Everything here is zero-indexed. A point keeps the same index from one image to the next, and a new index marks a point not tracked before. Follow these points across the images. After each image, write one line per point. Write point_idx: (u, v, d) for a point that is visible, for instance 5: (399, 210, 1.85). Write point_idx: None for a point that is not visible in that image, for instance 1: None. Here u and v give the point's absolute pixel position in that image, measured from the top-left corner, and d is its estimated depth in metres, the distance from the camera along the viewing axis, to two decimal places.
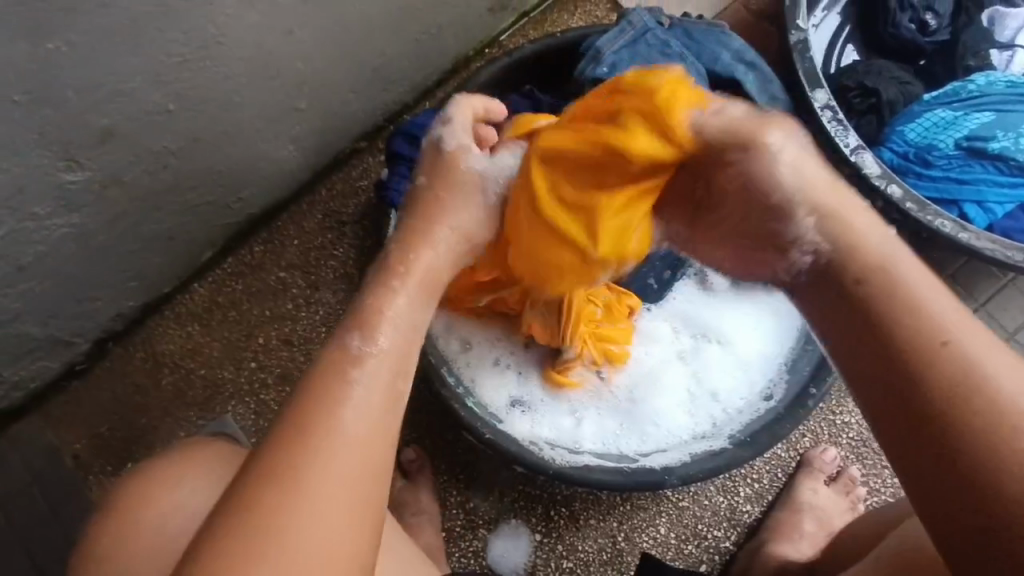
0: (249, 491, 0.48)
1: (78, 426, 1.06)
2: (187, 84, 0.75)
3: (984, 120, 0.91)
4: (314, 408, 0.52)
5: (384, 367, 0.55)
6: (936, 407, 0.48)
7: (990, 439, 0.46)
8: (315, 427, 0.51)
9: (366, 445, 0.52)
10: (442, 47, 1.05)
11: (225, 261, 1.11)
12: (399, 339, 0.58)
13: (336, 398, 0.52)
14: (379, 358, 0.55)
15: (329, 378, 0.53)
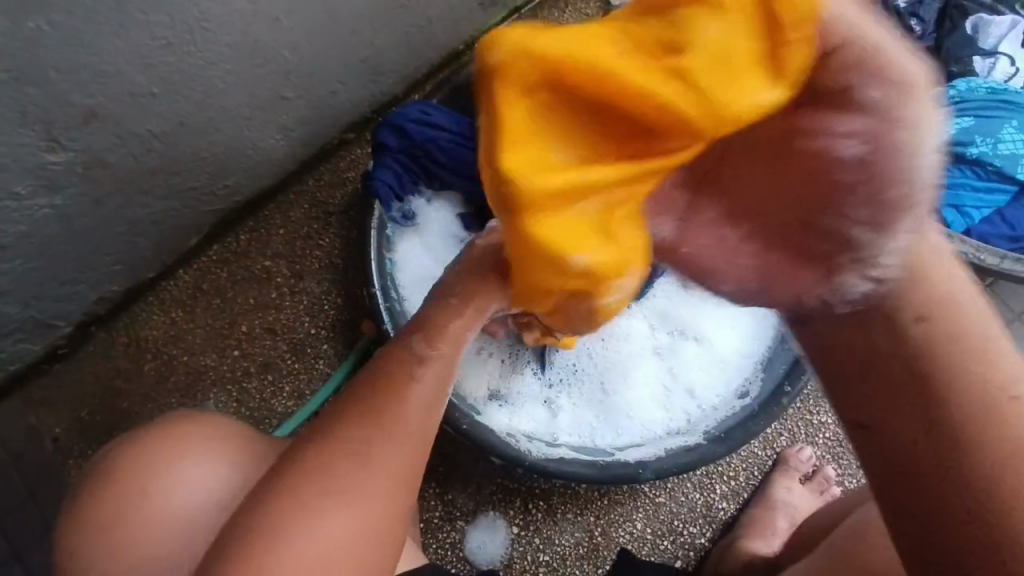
0: (323, 450, 0.54)
1: (59, 409, 1.07)
2: (172, 68, 0.75)
3: (964, 125, 0.92)
4: (382, 385, 0.57)
5: (439, 367, 0.59)
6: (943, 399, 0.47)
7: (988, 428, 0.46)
8: (378, 402, 0.56)
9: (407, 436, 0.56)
10: (431, 40, 1.05)
11: (210, 248, 1.11)
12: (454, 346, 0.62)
13: (403, 382, 0.58)
14: (437, 359, 0.60)
15: (396, 364, 0.59)
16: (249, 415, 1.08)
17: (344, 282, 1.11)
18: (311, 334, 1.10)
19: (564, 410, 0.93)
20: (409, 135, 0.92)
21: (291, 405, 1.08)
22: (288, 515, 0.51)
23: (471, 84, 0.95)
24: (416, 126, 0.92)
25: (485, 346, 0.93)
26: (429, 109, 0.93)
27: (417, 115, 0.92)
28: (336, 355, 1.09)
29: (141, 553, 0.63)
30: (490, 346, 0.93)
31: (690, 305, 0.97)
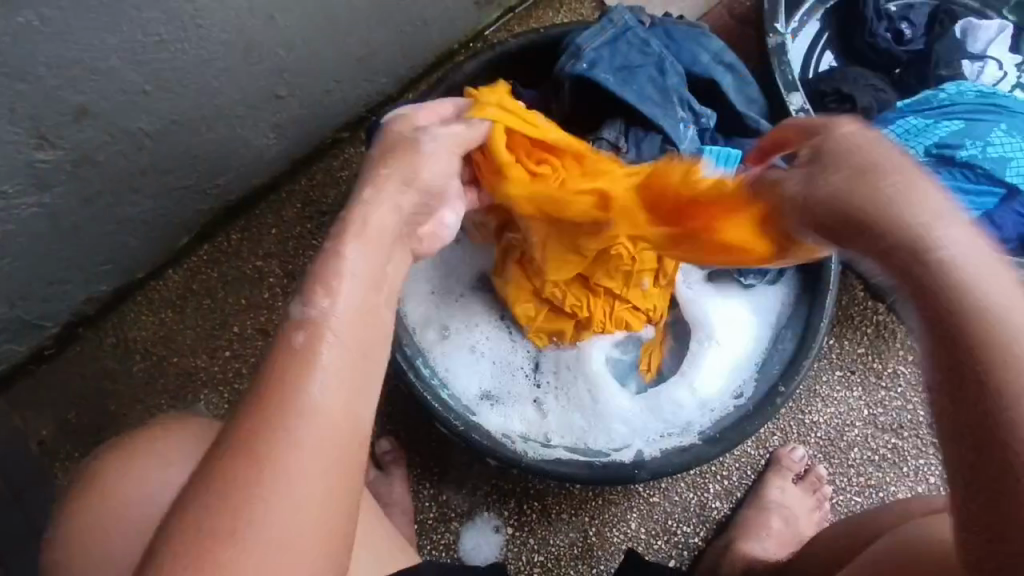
0: (225, 465, 0.44)
1: (45, 412, 1.05)
2: (165, 65, 0.74)
3: (954, 128, 0.93)
4: (278, 376, 0.46)
5: (350, 332, 0.49)
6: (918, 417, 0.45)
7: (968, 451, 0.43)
8: (276, 397, 0.46)
9: (330, 415, 0.47)
10: (426, 39, 1.05)
11: (201, 248, 1.10)
12: (364, 301, 0.51)
13: (306, 370, 0.47)
14: (344, 321, 0.49)
15: (290, 342, 0.48)
16: None
17: None
18: None
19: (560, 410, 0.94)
20: None
21: None
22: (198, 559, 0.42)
23: (466, 83, 0.94)
24: None
25: (446, 328, 0.94)
26: None
27: None
28: None
29: (120, 559, 0.63)
30: (455, 325, 0.94)
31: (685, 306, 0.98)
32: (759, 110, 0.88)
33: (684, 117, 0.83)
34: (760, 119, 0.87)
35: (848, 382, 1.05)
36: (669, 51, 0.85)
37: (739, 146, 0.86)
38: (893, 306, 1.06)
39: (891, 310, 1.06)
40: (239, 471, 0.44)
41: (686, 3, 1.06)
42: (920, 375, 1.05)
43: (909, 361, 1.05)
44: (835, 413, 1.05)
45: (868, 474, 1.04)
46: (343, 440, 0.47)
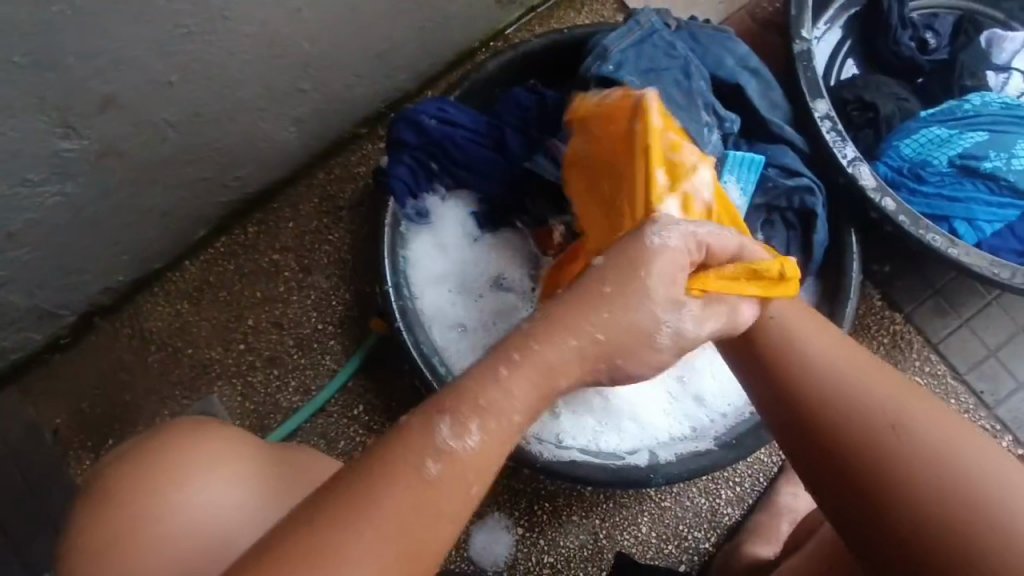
0: (279, 567, 0.42)
1: (59, 400, 1.05)
2: (191, 57, 0.74)
3: (978, 139, 0.93)
4: (372, 491, 0.44)
5: (465, 471, 0.46)
6: (828, 425, 0.55)
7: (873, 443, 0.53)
8: (371, 515, 0.44)
9: (462, 470, 0.46)
10: (448, 36, 1.05)
11: (219, 240, 1.10)
12: (494, 433, 0.48)
13: (403, 492, 0.45)
14: (459, 458, 0.46)
15: (403, 451, 0.46)
16: (254, 410, 1.07)
17: (353, 278, 1.10)
18: (318, 329, 1.09)
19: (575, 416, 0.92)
20: (426, 131, 0.91)
21: (296, 401, 1.07)
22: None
23: (489, 82, 0.94)
24: (433, 122, 0.90)
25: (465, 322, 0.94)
26: (446, 106, 0.91)
27: (435, 112, 0.90)
28: (343, 351, 1.08)
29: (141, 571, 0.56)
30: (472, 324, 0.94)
31: None
32: (783, 116, 0.88)
33: (709, 121, 0.82)
34: (784, 124, 0.86)
35: None
36: (694, 54, 0.85)
37: (760, 151, 0.85)
38: (910, 317, 1.05)
39: (908, 320, 1.05)
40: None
41: (709, 6, 1.06)
42: (936, 386, 1.04)
43: (926, 372, 1.04)
44: None
45: None
46: (409, 572, 0.44)
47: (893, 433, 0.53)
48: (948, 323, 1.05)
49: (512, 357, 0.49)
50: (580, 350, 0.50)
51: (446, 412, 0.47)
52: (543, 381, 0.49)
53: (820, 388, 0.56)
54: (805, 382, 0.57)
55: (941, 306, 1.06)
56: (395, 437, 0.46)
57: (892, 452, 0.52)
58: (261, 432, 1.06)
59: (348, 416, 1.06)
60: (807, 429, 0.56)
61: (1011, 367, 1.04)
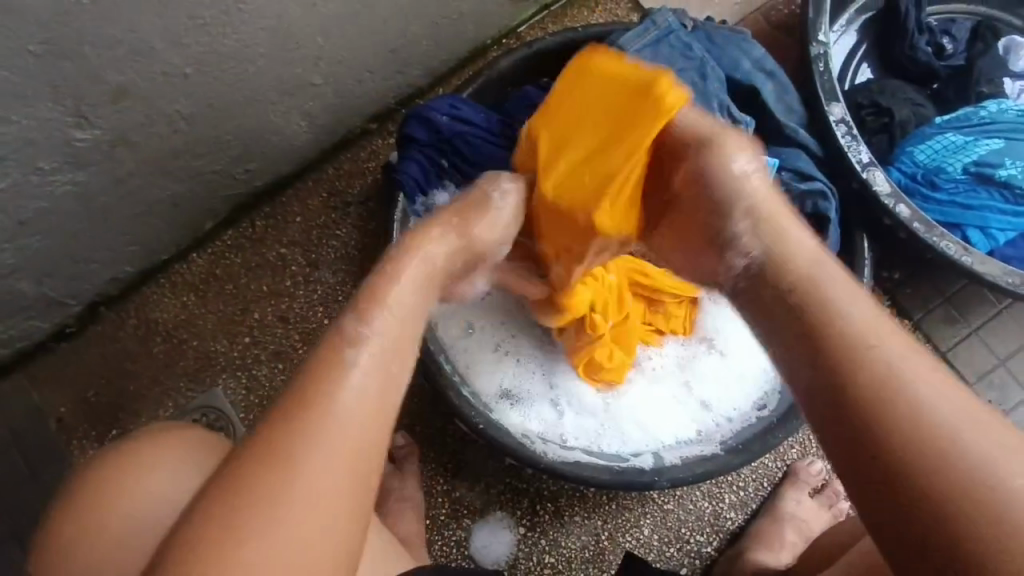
0: (215, 504, 0.48)
1: (64, 389, 1.05)
2: (205, 49, 0.74)
3: (994, 147, 0.92)
4: (310, 386, 0.52)
5: (380, 356, 0.55)
6: (864, 377, 0.49)
7: (896, 411, 0.48)
8: (314, 407, 0.51)
9: (371, 385, 0.53)
10: (461, 33, 1.04)
11: (226, 233, 1.10)
12: (401, 321, 0.58)
13: (336, 377, 0.53)
14: (377, 342, 0.56)
15: (327, 350, 0.54)
16: (258, 403, 1.07)
17: (359, 274, 1.10)
18: (324, 324, 1.09)
19: (583, 418, 0.92)
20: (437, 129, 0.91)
21: None
22: (208, 539, 0.46)
23: (501, 80, 0.94)
24: (445, 119, 0.91)
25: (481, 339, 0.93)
26: (459, 104, 0.91)
27: (447, 109, 0.91)
28: None
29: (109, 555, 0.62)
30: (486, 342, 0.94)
31: (712, 314, 0.96)
32: (798, 120, 0.87)
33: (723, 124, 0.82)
34: (798, 128, 0.86)
35: None
36: (710, 55, 0.84)
37: (774, 155, 0.84)
38: (920, 324, 1.04)
39: (917, 327, 1.04)
40: (262, 466, 0.49)
41: (724, 7, 1.05)
42: None
43: None
44: None
45: None
46: (357, 446, 0.51)
47: (948, 431, 0.46)
48: (958, 331, 1.04)
49: (386, 279, 0.60)
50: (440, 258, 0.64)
51: (356, 310, 0.57)
52: (400, 309, 0.59)
53: (870, 350, 0.50)
54: (866, 358, 0.50)
55: (951, 314, 1.05)
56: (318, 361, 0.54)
57: (938, 452, 0.46)
58: None
59: None
60: (849, 399, 0.49)
61: (1019, 376, 1.04)
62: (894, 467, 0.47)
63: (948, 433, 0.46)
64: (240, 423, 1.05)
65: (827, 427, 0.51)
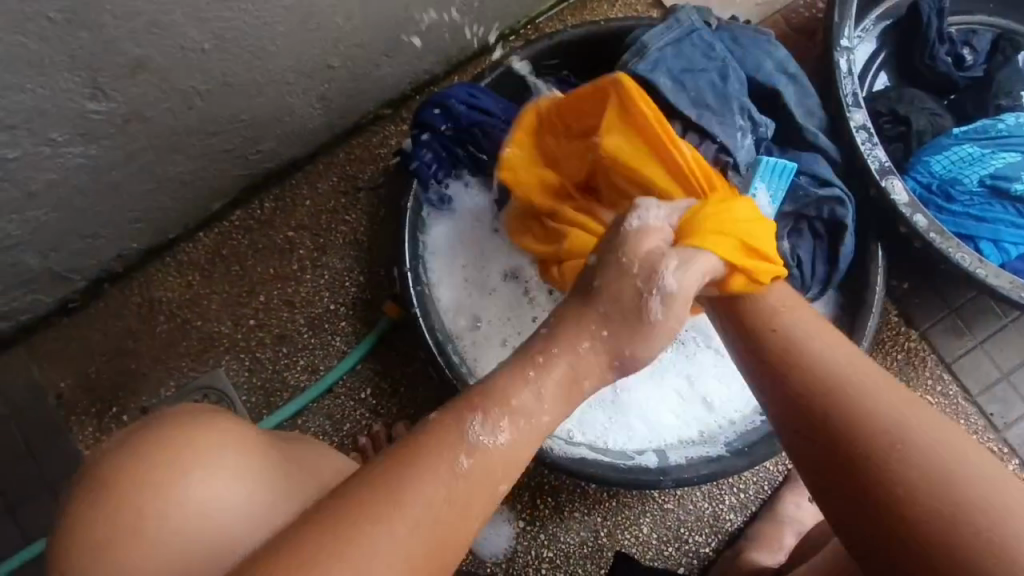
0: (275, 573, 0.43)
1: (65, 365, 1.05)
2: (225, 25, 0.72)
3: (1011, 160, 0.92)
4: (404, 481, 0.47)
5: (494, 468, 0.51)
6: (818, 422, 0.55)
7: (869, 449, 0.52)
8: (410, 509, 0.47)
9: (492, 463, 0.51)
10: (480, 21, 1.03)
11: (234, 214, 1.09)
12: (520, 430, 0.53)
13: (433, 477, 0.48)
14: (492, 455, 0.51)
15: (440, 441, 0.50)
16: (261, 386, 1.06)
17: (367, 260, 1.09)
18: (330, 310, 1.08)
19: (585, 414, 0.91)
20: (454, 117, 0.89)
21: (304, 379, 1.06)
22: None
23: (520, 70, 0.93)
24: (463, 108, 0.89)
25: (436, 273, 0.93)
26: (476, 92, 0.89)
27: (465, 98, 0.89)
28: (353, 333, 1.07)
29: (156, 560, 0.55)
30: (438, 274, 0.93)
31: None
32: (818, 123, 0.86)
33: (743, 126, 0.79)
34: (818, 132, 0.85)
35: None
36: (733, 57, 0.82)
37: (789, 157, 0.84)
38: (925, 334, 1.05)
39: (923, 337, 1.05)
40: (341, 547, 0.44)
41: (745, 8, 1.04)
42: (948, 406, 1.03)
43: (937, 391, 1.04)
44: None
45: None
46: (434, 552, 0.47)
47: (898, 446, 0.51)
48: (964, 343, 1.05)
49: (537, 360, 0.55)
50: (592, 350, 0.57)
51: (478, 409, 0.52)
52: (524, 409, 0.53)
53: (817, 382, 0.57)
54: (811, 386, 0.57)
55: (958, 326, 1.05)
56: (431, 430, 0.51)
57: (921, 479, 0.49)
58: (267, 409, 1.06)
59: (354, 399, 1.06)
60: (827, 447, 0.54)
61: (1022, 391, 1.04)
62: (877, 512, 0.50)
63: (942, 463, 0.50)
64: (241, 406, 1.05)
65: (813, 488, 0.55)
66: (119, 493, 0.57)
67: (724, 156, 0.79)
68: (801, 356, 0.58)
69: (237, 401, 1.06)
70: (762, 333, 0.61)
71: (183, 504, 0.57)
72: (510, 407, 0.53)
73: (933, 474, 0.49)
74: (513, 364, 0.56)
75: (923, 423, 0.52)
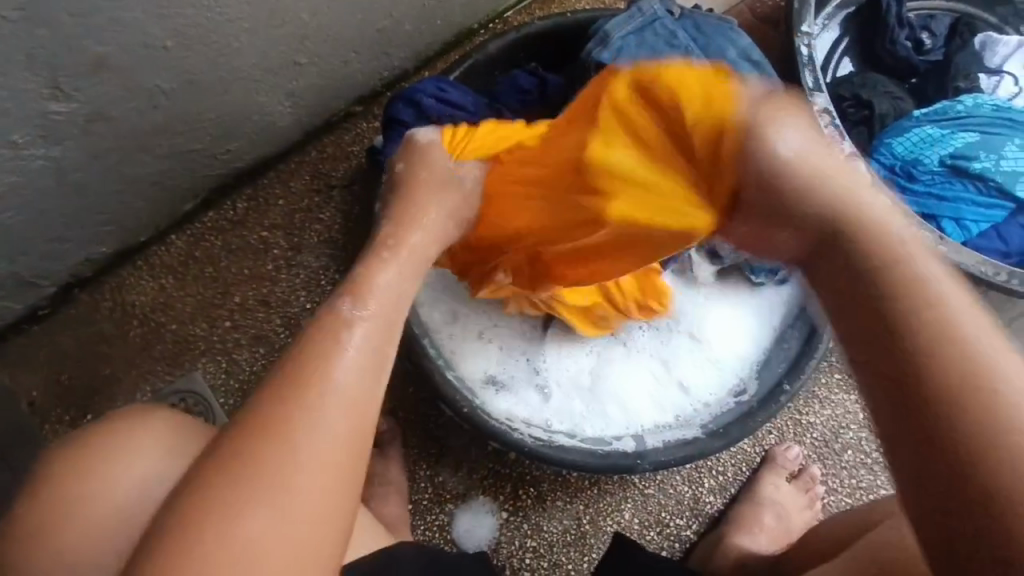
0: (207, 494, 0.49)
1: (37, 372, 1.03)
2: (188, 21, 0.71)
3: (969, 140, 0.95)
4: (302, 395, 0.52)
5: (372, 333, 0.58)
6: (928, 368, 0.44)
7: (983, 414, 0.43)
8: (319, 387, 0.53)
9: (372, 333, 0.58)
10: (448, 15, 1.03)
11: (206, 215, 1.08)
12: (384, 302, 0.61)
13: (328, 363, 0.55)
14: (369, 323, 0.58)
15: (323, 342, 0.56)
16: (238, 388, 1.06)
17: (343, 258, 1.09)
18: (306, 309, 1.08)
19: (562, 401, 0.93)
20: (425, 110, 0.89)
21: None
22: (215, 515, 0.48)
23: (489, 63, 0.93)
24: (433, 101, 0.89)
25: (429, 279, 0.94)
26: (445, 86, 0.90)
27: (434, 91, 0.89)
28: None
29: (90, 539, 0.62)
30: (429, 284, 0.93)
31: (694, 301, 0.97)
32: None
33: None
34: None
35: (846, 386, 1.06)
36: (697, 45, 0.83)
37: None
38: None
39: None
40: (262, 446, 0.50)
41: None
42: None
43: None
44: (831, 415, 1.05)
45: (860, 477, 1.04)
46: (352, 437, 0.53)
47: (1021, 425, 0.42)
48: None
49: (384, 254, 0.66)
50: (430, 233, 0.71)
51: (345, 298, 0.60)
52: (388, 286, 0.63)
53: (928, 314, 0.45)
54: (918, 319, 0.45)
55: None
56: (310, 334, 0.57)
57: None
58: None
59: None
60: (932, 399, 0.44)
61: None
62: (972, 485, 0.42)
63: (989, 374, 0.43)
64: (219, 407, 1.04)
65: (892, 438, 0.46)
66: (60, 492, 0.63)
67: None
68: (907, 285, 0.46)
69: (214, 403, 1.05)
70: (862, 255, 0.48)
71: (106, 487, 0.63)
72: (375, 291, 0.61)
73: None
74: (367, 258, 0.66)
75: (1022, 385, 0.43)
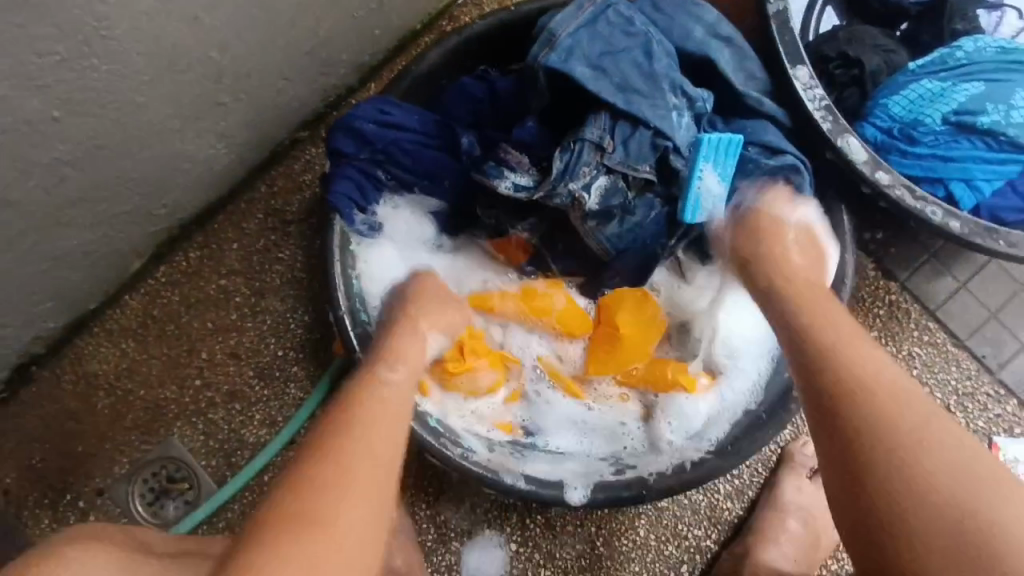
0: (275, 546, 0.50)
1: (7, 459, 0.98)
2: (72, 86, 0.62)
3: (973, 91, 0.84)
4: (322, 460, 0.56)
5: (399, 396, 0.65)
6: (872, 448, 0.53)
7: (896, 472, 0.52)
8: (337, 475, 0.54)
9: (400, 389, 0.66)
10: (386, 21, 0.92)
11: (158, 270, 1.01)
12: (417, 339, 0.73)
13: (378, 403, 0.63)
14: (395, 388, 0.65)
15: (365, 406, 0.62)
16: (218, 448, 1.00)
17: (309, 296, 1.01)
18: (279, 356, 1.00)
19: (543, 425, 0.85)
20: (366, 138, 0.80)
21: (264, 435, 1.00)
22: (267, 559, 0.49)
23: (432, 74, 0.83)
24: (374, 127, 0.80)
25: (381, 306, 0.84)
26: (386, 107, 0.80)
27: (375, 115, 0.80)
28: (308, 377, 1.00)
29: None
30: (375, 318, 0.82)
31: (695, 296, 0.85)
32: (761, 87, 0.78)
33: (677, 104, 0.72)
34: (762, 97, 0.77)
35: None
36: (659, 29, 0.74)
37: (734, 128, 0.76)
38: (906, 284, 0.99)
39: (904, 289, 0.99)
40: (326, 479, 0.54)
41: None
42: (936, 356, 0.99)
43: (925, 342, 0.99)
44: None
45: None
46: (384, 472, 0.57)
47: (916, 442, 0.52)
48: (947, 288, 0.99)
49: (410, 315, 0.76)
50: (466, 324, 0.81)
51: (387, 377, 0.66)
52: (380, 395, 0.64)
53: (839, 372, 0.57)
54: (841, 358, 0.58)
55: (939, 271, 0.99)
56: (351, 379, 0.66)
57: (906, 485, 0.51)
58: (230, 470, 0.99)
59: None
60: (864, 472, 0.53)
61: (1013, 328, 0.99)
62: (870, 491, 0.52)
63: (917, 431, 0.53)
64: (202, 471, 0.99)
65: (832, 470, 0.55)
66: None
67: (660, 141, 0.71)
68: (833, 332, 0.60)
69: (197, 467, 1.00)
70: (810, 312, 0.63)
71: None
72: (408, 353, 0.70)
73: (943, 469, 0.51)
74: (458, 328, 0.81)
75: (916, 407, 0.54)
